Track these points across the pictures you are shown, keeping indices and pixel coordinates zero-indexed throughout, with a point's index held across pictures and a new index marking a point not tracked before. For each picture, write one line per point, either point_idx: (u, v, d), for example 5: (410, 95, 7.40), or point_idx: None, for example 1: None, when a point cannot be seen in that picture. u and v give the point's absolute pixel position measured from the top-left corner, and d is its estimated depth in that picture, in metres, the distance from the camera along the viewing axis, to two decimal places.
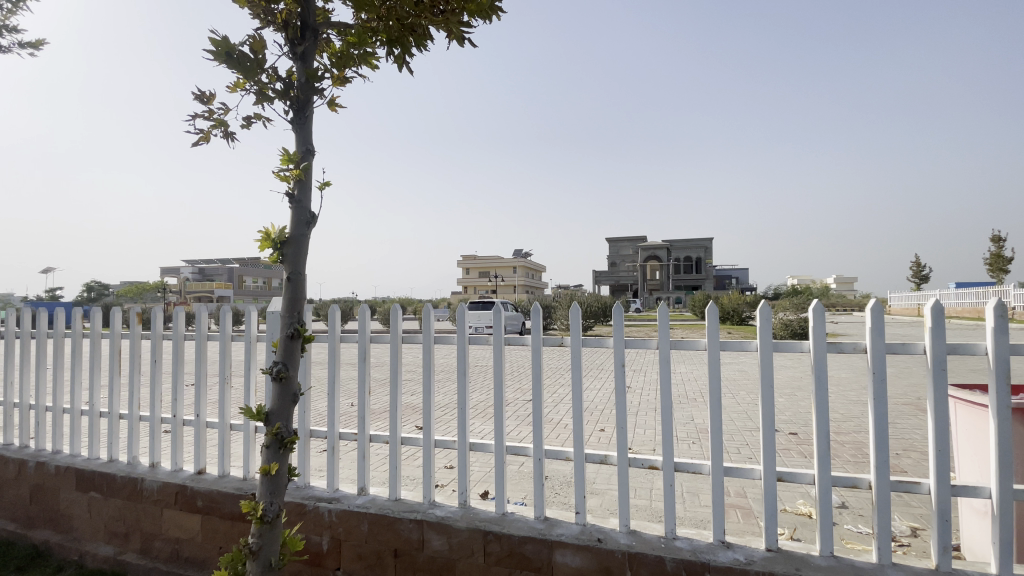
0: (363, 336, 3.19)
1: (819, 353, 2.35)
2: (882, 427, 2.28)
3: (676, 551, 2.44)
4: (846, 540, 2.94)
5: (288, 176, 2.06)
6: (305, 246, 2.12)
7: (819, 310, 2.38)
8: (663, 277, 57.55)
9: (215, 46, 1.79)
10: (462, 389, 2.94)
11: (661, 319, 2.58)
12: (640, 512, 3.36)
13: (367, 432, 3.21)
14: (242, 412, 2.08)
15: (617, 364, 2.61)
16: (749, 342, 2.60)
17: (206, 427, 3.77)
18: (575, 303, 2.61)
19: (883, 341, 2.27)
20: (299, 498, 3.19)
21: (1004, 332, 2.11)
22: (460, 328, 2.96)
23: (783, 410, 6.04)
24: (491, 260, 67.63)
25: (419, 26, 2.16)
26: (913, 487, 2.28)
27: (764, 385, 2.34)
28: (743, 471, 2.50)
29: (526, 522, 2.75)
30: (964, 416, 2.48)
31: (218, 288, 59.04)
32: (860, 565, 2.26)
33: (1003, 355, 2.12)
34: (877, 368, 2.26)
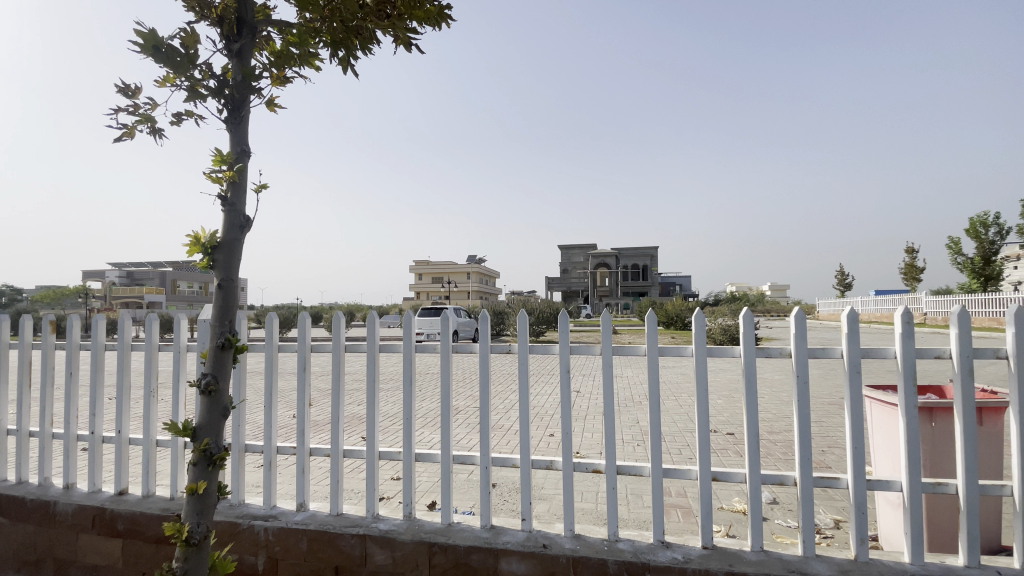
0: (303, 344, 3.06)
1: (750, 358, 2.47)
2: (807, 428, 2.42)
3: (618, 554, 2.49)
4: (776, 534, 3.11)
5: (220, 177, 1.97)
6: (239, 251, 2.02)
7: (750, 318, 2.50)
8: (613, 284, 59.08)
9: (141, 38, 1.68)
10: (407, 399, 2.88)
11: (605, 326, 2.63)
12: (585, 516, 3.41)
13: (306, 445, 3.08)
14: (166, 428, 1.93)
15: (563, 370, 2.63)
16: (686, 348, 2.70)
17: (129, 444, 3.49)
18: (521, 311, 2.62)
19: (806, 346, 2.43)
20: (232, 517, 3.01)
21: (910, 338, 2.30)
22: (407, 337, 2.91)
23: (722, 412, 6.32)
24: (444, 265, 67.01)
25: (365, 30, 2.12)
26: (833, 482, 2.45)
27: (701, 389, 2.43)
28: (681, 472, 2.59)
29: (472, 531, 2.72)
30: (878, 415, 2.68)
31: (149, 293, 55.24)
32: (787, 558, 2.39)
33: (910, 358, 2.31)
34: (800, 371, 2.41)
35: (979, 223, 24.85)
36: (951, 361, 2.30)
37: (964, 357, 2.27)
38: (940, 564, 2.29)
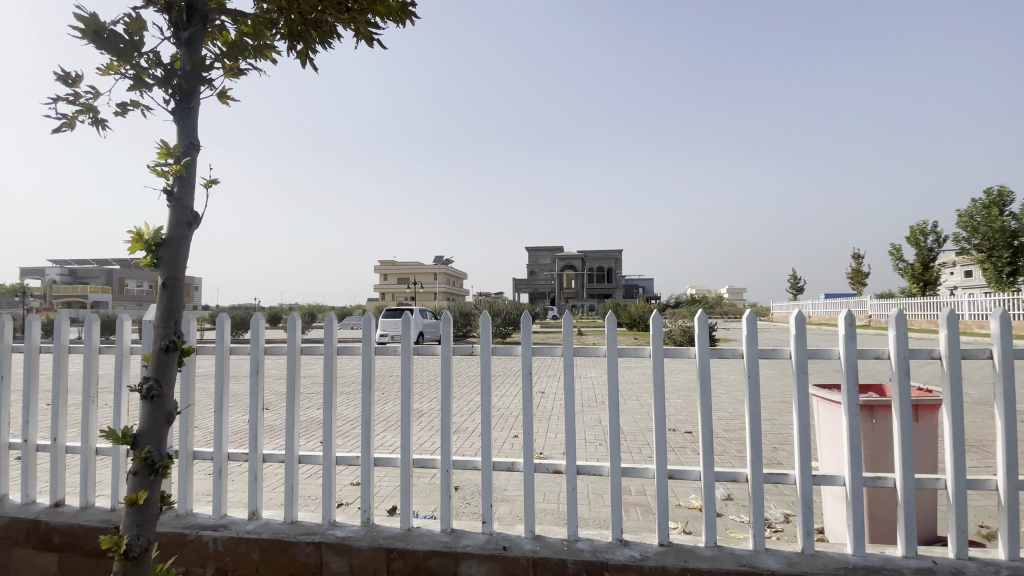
0: (256, 347, 2.95)
1: (705, 358, 2.54)
2: (758, 426, 2.51)
3: (578, 553, 2.51)
4: (730, 529, 3.21)
5: (166, 172, 1.87)
6: (185, 249, 1.92)
7: (705, 319, 2.57)
8: (579, 286, 59.83)
9: (81, 22, 1.57)
10: (366, 402, 2.82)
11: (566, 326, 2.64)
12: (547, 516, 3.43)
13: (260, 451, 2.97)
14: (104, 435, 1.82)
15: (524, 371, 2.63)
16: (644, 348, 2.75)
17: (66, 453, 3.27)
18: (483, 312, 2.60)
19: (757, 347, 2.52)
20: (179, 527, 2.87)
21: (853, 339, 2.42)
22: (367, 338, 2.84)
23: (681, 411, 6.50)
24: (410, 265, 66.13)
25: (323, 23, 2.06)
26: (782, 478, 2.54)
27: (659, 389, 2.48)
28: (639, 471, 2.63)
29: (432, 536, 2.69)
30: (824, 413, 2.80)
31: (93, 292, 52.17)
32: (739, 553, 2.46)
33: (852, 358, 2.43)
34: (752, 371, 2.49)
35: (918, 232, 26.46)
36: (890, 361, 2.43)
37: (901, 357, 2.40)
38: (880, 555, 2.41)
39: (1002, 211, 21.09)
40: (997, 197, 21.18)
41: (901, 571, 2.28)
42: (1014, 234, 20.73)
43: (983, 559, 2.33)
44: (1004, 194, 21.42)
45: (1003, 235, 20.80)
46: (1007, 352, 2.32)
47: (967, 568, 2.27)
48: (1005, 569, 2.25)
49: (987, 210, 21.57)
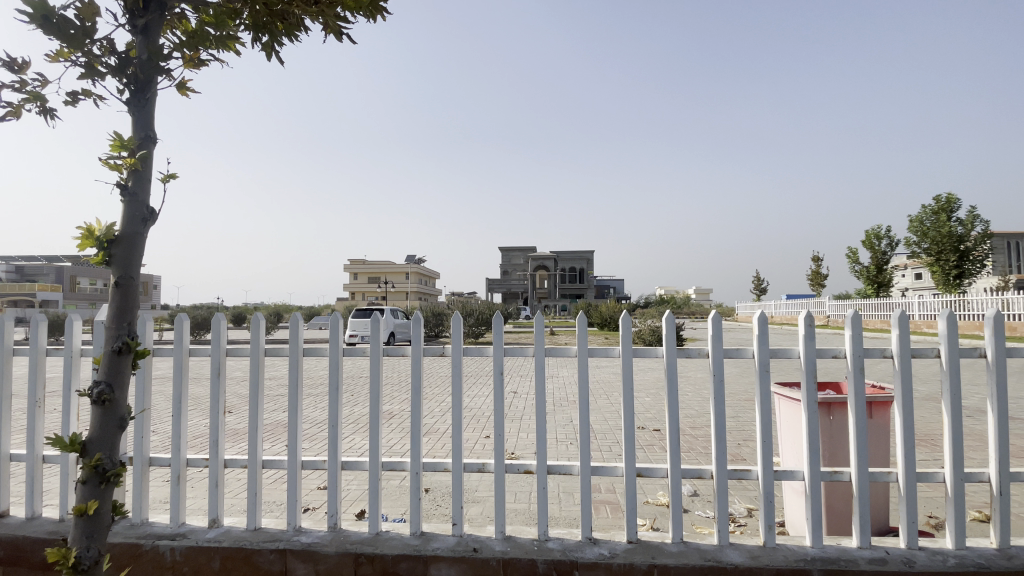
0: (217, 348, 2.84)
1: (673, 357, 2.59)
2: (722, 423, 2.57)
3: (548, 553, 2.52)
4: (696, 525, 3.28)
5: (119, 165, 1.79)
6: (140, 246, 1.84)
7: (673, 319, 2.62)
8: (551, 286, 60.22)
9: (27, 6, 1.48)
10: (333, 404, 2.76)
11: (538, 326, 2.65)
12: (518, 516, 3.44)
13: (221, 457, 2.86)
14: (49, 443, 1.72)
15: (495, 372, 2.62)
16: (614, 349, 2.78)
17: (9, 461, 3.08)
18: (455, 312, 2.58)
19: (721, 346, 2.58)
20: (133, 537, 2.74)
21: (812, 338, 2.51)
22: (334, 338, 2.78)
23: (650, 409, 6.62)
24: (381, 264, 65.15)
25: (290, 15, 2.01)
26: (745, 474, 2.62)
27: (628, 389, 2.51)
28: (609, 469, 2.66)
29: (401, 540, 2.65)
30: (785, 411, 2.89)
31: (41, 291, 49.43)
32: (704, 548, 2.52)
33: (811, 357, 2.51)
34: (717, 370, 2.56)
35: (873, 236, 27.72)
36: (846, 360, 2.53)
37: (857, 356, 2.50)
38: (836, 546, 2.50)
39: (949, 216, 22.32)
40: (945, 203, 22.39)
41: (856, 561, 2.38)
42: (960, 239, 21.96)
43: (932, 548, 2.44)
44: (952, 200, 22.65)
45: (950, 240, 22.02)
46: (953, 351, 2.44)
47: (917, 557, 2.38)
48: (952, 556, 2.36)
49: (935, 216, 22.79)
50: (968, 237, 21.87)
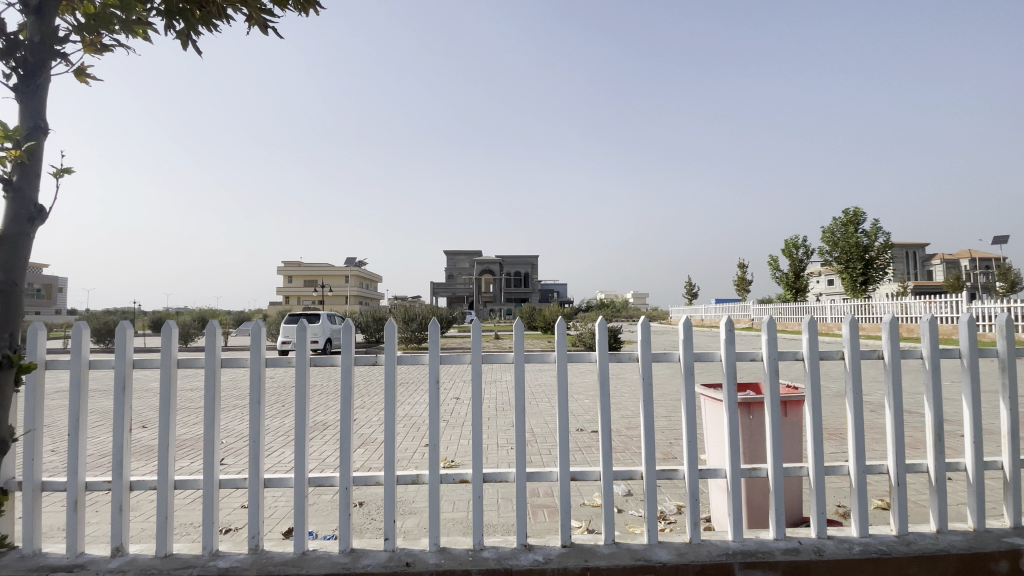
0: (123, 360, 2.60)
1: (605, 362, 2.65)
2: (651, 425, 2.66)
3: (482, 562, 2.50)
4: (629, 524, 3.37)
5: (3, 157, 1.73)
6: (26, 245, 1.81)
7: (606, 324, 2.67)
8: (496, 291, 60.39)
9: None
10: (255, 418, 2.60)
11: (475, 333, 2.61)
12: (454, 525, 3.39)
13: (126, 478, 2.61)
14: None
15: (432, 381, 2.53)
16: (549, 354, 2.81)
17: None
18: (388, 319, 2.49)
19: (650, 351, 2.68)
20: (20, 572, 2.44)
21: (732, 343, 2.65)
22: (257, 347, 2.62)
23: (588, 411, 6.76)
24: (319, 267, 62.66)
25: (211, 3, 1.89)
26: (672, 473, 2.72)
27: (563, 394, 2.54)
28: (543, 475, 2.68)
29: (329, 558, 2.54)
30: (710, 411, 3.04)
31: None
32: (635, 548, 2.59)
33: (731, 361, 2.65)
34: (646, 374, 2.65)
35: (792, 245, 29.92)
36: (762, 362, 2.69)
37: (772, 358, 2.67)
38: (756, 539, 2.65)
39: (856, 228, 24.52)
40: (852, 216, 24.59)
41: (773, 553, 2.52)
42: (865, 249, 24.21)
43: (839, 537, 2.63)
44: (858, 214, 24.94)
45: (857, 250, 24.21)
46: (854, 352, 2.66)
47: (826, 546, 2.55)
48: (857, 544, 2.55)
49: (845, 227, 24.97)
50: (872, 247, 24.16)
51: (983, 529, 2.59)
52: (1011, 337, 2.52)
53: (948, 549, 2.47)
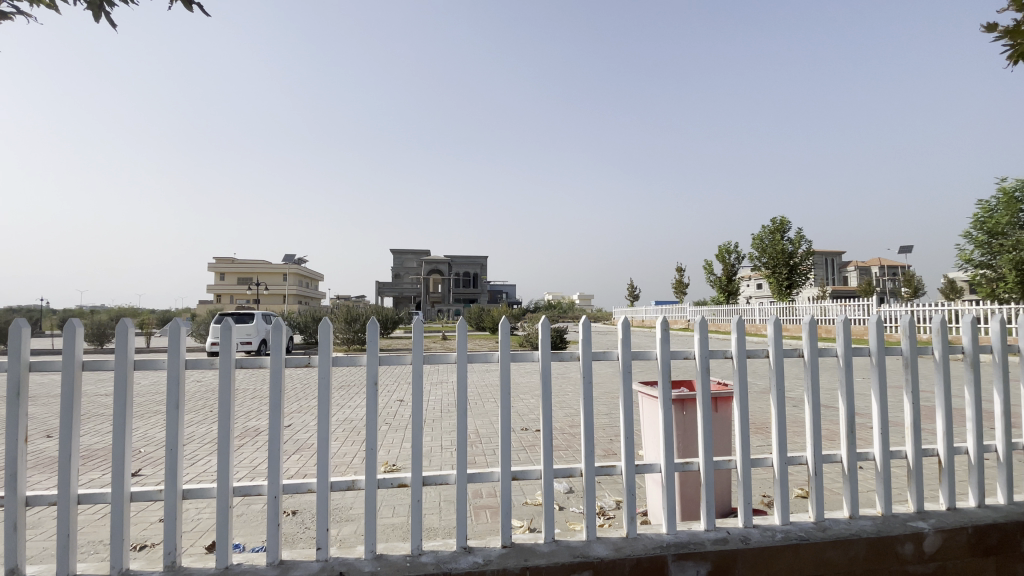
0: (17, 362, 2.33)
1: (547, 361, 2.66)
2: (591, 422, 2.70)
3: (420, 568, 2.44)
4: (569, 522, 3.42)
5: None
6: None
7: (548, 324, 2.69)
8: (444, 291, 59.80)
9: None
10: (173, 424, 2.41)
11: (416, 332, 2.53)
12: (393, 531, 3.30)
13: (19, 494, 2.33)
14: None
15: (369, 383, 2.43)
16: (492, 354, 2.78)
17: None
18: (323, 318, 2.37)
19: (590, 350, 2.72)
20: None
21: (667, 341, 2.74)
22: (175, 348, 2.43)
23: (533, 411, 6.81)
24: (255, 264, 59.50)
25: None
26: (610, 470, 2.78)
27: (505, 393, 2.52)
28: (484, 475, 2.65)
29: (255, 573, 2.39)
30: (647, 408, 3.13)
31: None
32: (574, 545, 2.61)
33: (666, 359, 2.75)
34: (586, 372, 2.68)
35: (726, 250, 31.64)
36: (694, 360, 2.80)
37: (703, 356, 2.78)
38: (688, 531, 2.75)
39: (782, 236, 26.34)
40: (779, 225, 26.40)
41: (704, 544, 2.63)
42: (790, 255, 26.04)
43: (764, 526, 2.78)
44: (784, 222, 26.80)
45: (783, 256, 25.99)
46: (778, 351, 2.82)
47: (752, 534, 2.69)
48: (779, 531, 2.71)
49: (773, 235, 26.75)
50: (795, 254, 26.04)
51: (889, 513, 2.82)
52: (913, 337, 2.76)
53: (859, 533, 2.67)
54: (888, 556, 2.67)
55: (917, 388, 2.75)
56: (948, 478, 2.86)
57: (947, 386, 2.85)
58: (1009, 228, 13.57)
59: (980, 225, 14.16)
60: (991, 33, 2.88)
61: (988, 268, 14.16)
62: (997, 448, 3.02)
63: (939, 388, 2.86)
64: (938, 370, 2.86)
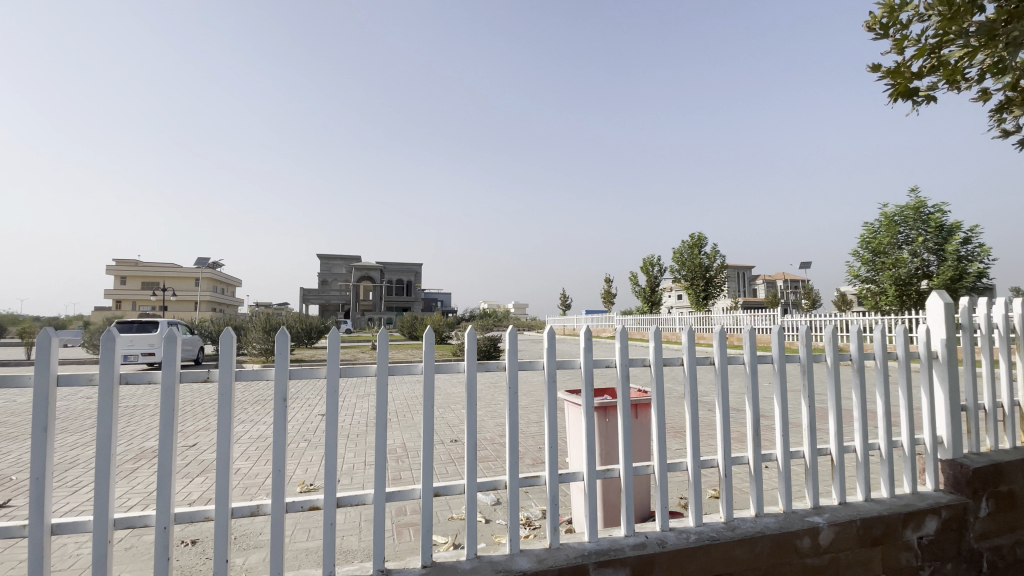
0: None
1: (473, 371, 2.61)
2: (515, 433, 2.67)
3: None
4: (495, 535, 3.37)
5: None
6: None
7: (474, 333, 2.64)
8: (376, 299, 58.08)
9: None
10: (39, 448, 2.10)
11: (332, 343, 2.35)
12: (306, 556, 3.07)
13: None
14: None
15: (278, 399, 2.24)
16: (415, 365, 2.67)
17: None
18: (225, 327, 2.17)
19: (515, 359, 2.70)
20: None
21: (590, 351, 2.78)
22: (44, 362, 2.12)
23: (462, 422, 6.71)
24: (165, 269, 54.67)
25: None
26: (534, 481, 2.76)
27: (427, 405, 2.42)
28: (405, 493, 2.53)
29: None
30: (572, 416, 3.16)
31: None
32: (496, 560, 2.56)
33: (588, 367, 2.79)
34: (511, 383, 2.66)
35: (650, 263, 33.35)
36: (616, 369, 2.87)
37: (624, 364, 2.86)
38: (609, 538, 2.78)
39: (700, 251, 28.19)
40: (697, 240, 28.25)
41: (623, 550, 2.67)
42: (707, 269, 27.92)
43: (680, 528, 2.87)
44: (702, 238, 28.73)
45: (700, 270, 27.80)
46: (692, 359, 2.96)
47: (668, 537, 2.77)
48: (693, 533, 2.81)
49: (691, 250, 28.52)
50: (711, 267, 27.97)
51: (789, 510, 3.02)
52: (809, 345, 3.00)
53: (763, 531, 2.83)
54: (789, 550, 2.85)
55: (813, 393, 2.98)
56: (839, 475, 3.12)
57: (838, 389, 3.12)
58: (890, 248, 15.33)
59: (866, 245, 15.90)
60: (876, 73, 3.23)
61: (872, 283, 15.92)
62: (880, 446, 3.33)
63: (832, 391, 3.11)
64: (831, 375, 3.12)
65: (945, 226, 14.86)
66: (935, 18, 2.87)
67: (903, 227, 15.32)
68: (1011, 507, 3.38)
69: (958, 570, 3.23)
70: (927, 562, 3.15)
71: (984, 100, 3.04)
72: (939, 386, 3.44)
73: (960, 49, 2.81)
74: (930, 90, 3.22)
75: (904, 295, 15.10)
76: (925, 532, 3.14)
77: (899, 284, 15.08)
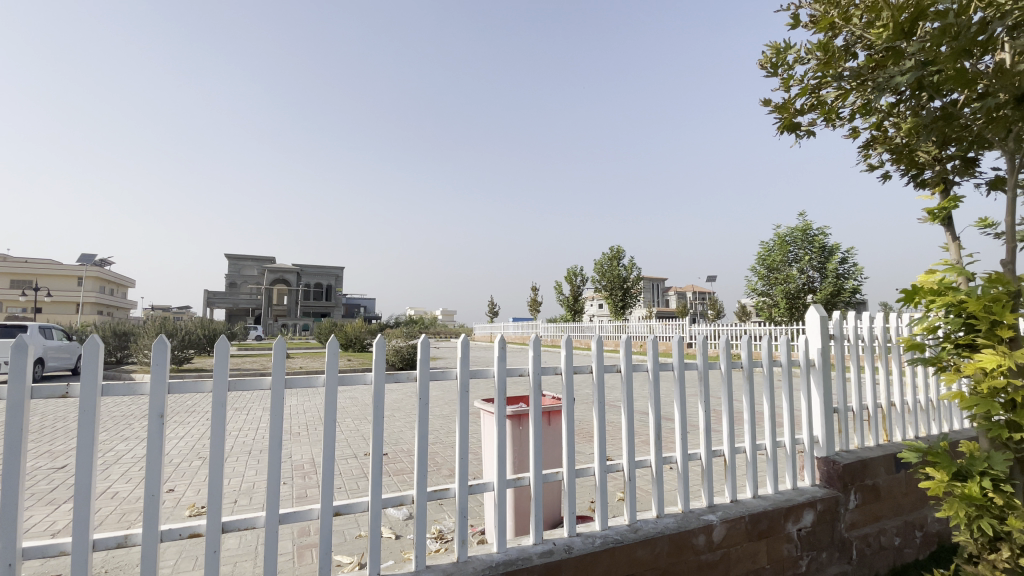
0: None
1: (381, 382, 2.50)
2: (424, 444, 2.60)
3: None
4: (404, 551, 3.26)
5: None
6: None
7: (383, 343, 2.54)
8: (294, 304, 54.95)
9: None
10: None
11: (220, 352, 2.16)
12: None
13: None
14: None
15: (154, 416, 2.02)
16: (318, 377, 2.52)
17: None
18: (89, 336, 1.92)
19: (426, 369, 2.63)
20: None
21: (503, 359, 2.78)
22: None
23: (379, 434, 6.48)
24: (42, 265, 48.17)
25: None
26: (443, 493, 2.68)
27: (326, 417, 2.29)
28: (304, 513, 2.36)
29: None
30: (485, 424, 3.14)
31: None
32: None
33: (500, 376, 2.79)
34: (421, 393, 2.59)
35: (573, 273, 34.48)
36: (528, 377, 2.89)
37: (536, 372, 2.88)
38: (517, 547, 2.77)
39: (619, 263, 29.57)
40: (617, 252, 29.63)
41: (531, 558, 2.67)
42: (625, 280, 29.36)
43: (586, 533, 2.93)
44: (621, 250, 30.18)
45: (619, 280, 29.14)
46: (600, 366, 3.05)
47: (575, 543, 2.81)
48: (598, 537, 2.88)
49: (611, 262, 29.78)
50: (630, 278, 29.44)
51: (687, 510, 3.19)
52: (705, 352, 3.21)
53: (663, 531, 2.97)
54: (686, 547, 3.02)
55: (709, 398, 3.19)
56: (731, 474, 3.35)
57: (731, 393, 3.35)
58: (782, 265, 16.99)
59: (762, 262, 17.47)
60: (766, 107, 3.55)
61: (767, 296, 17.51)
62: (767, 446, 3.62)
63: (726, 395, 3.34)
64: (724, 381, 3.35)
65: (827, 246, 16.71)
66: (814, 61, 3.19)
67: (793, 246, 17.02)
68: (874, 498, 3.81)
69: (831, 557, 3.58)
70: (805, 552, 3.46)
71: (853, 137, 3.43)
72: (815, 391, 3.82)
73: (835, 91, 3.14)
74: (811, 126, 3.59)
75: (793, 307, 16.77)
76: (803, 524, 3.46)
77: (789, 297, 16.73)
